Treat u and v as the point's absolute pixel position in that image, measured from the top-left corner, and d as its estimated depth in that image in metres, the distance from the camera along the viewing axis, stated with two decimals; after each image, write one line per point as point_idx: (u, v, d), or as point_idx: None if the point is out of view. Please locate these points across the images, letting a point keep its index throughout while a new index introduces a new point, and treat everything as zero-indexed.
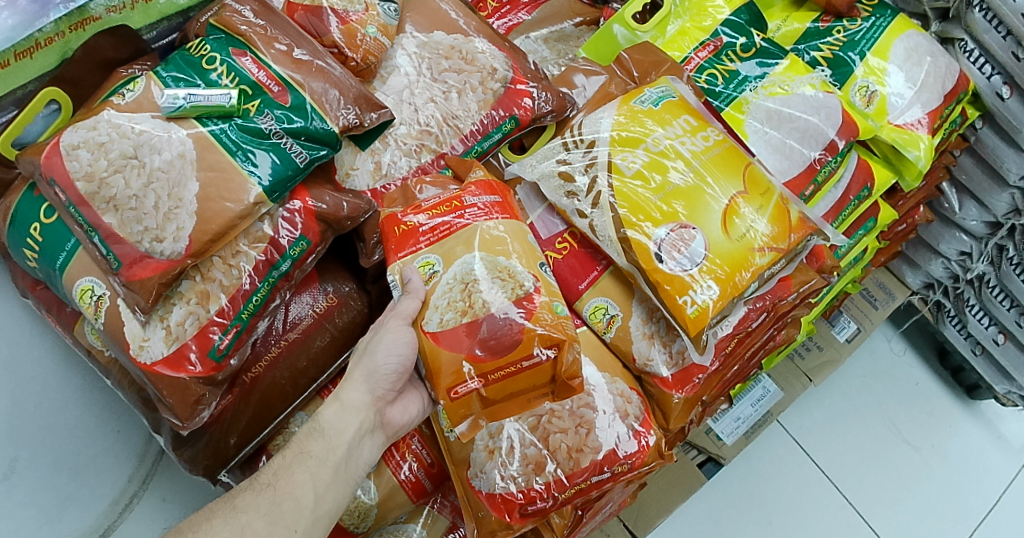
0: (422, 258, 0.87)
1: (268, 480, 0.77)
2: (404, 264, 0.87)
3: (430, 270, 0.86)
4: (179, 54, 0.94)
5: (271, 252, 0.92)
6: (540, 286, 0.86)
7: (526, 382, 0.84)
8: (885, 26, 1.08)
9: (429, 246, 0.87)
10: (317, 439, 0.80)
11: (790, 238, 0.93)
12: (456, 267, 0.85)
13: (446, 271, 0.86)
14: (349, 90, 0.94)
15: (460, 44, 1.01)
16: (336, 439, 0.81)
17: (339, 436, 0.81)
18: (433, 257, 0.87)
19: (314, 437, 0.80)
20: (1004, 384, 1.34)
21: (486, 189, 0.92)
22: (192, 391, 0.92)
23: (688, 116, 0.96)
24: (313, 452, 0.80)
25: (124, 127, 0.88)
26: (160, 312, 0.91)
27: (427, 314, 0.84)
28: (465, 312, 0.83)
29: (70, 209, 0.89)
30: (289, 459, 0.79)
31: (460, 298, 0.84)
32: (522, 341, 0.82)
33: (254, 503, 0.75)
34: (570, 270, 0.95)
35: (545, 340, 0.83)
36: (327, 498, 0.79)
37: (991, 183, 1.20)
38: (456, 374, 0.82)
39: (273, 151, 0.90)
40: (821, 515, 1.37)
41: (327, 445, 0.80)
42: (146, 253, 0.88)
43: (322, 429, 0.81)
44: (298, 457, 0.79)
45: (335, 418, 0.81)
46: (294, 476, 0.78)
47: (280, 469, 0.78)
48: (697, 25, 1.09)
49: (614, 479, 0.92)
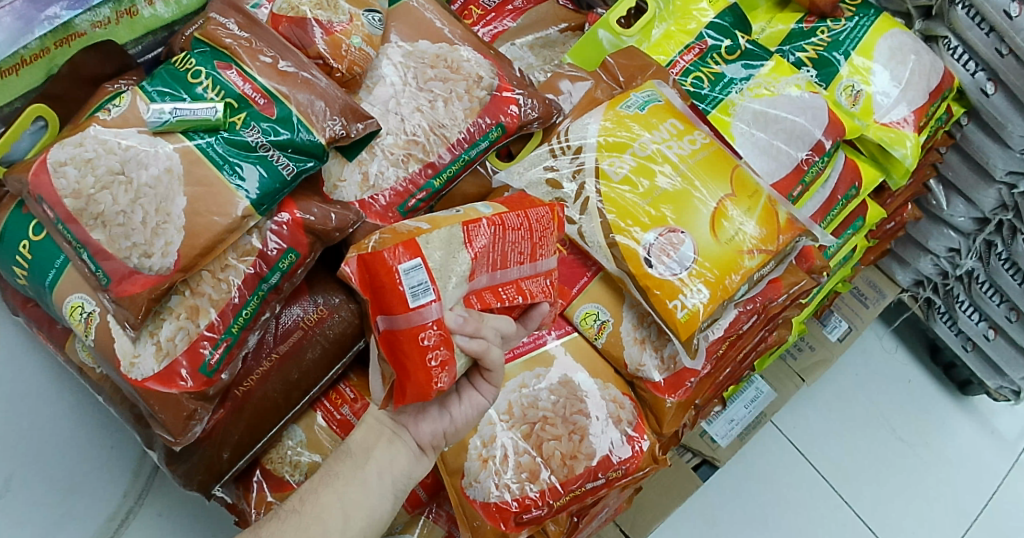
0: None
1: (296, 505, 0.77)
2: None
3: None
4: (164, 68, 0.94)
5: (260, 265, 0.92)
6: None
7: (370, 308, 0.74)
8: (869, 26, 1.09)
9: None
10: (344, 460, 0.79)
11: (778, 240, 0.93)
12: None
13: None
14: (335, 101, 0.93)
15: (446, 53, 1.02)
16: (363, 457, 0.79)
17: (366, 453, 0.79)
18: None
19: (342, 459, 0.80)
20: (996, 379, 1.35)
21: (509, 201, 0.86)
22: (183, 406, 0.92)
23: (675, 120, 0.96)
24: (340, 473, 0.79)
25: (111, 142, 0.88)
26: (150, 328, 0.91)
27: None
28: None
29: (58, 226, 0.89)
30: (316, 482, 0.79)
31: None
32: None
33: (280, 529, 0.75)
34: (573, 277, 0.95)
35: None
36: (358, 518, 0.76)
37: (978, 179, 1.20)
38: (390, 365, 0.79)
39: (260, 164, 0.90)
40: (818, 514, 1.38)
41: (354, 464, 0.79)
42: (135, 268, 0.87)
43: (349, 450, 0.80)
44: (325, 479, 0.79)
45: (360, 436, 0.80)
46: (321, 498, 0.77)
47: (307, 494, 0.78)
48: (682, 28, 1.10)
49: (608, 485, 0.92)
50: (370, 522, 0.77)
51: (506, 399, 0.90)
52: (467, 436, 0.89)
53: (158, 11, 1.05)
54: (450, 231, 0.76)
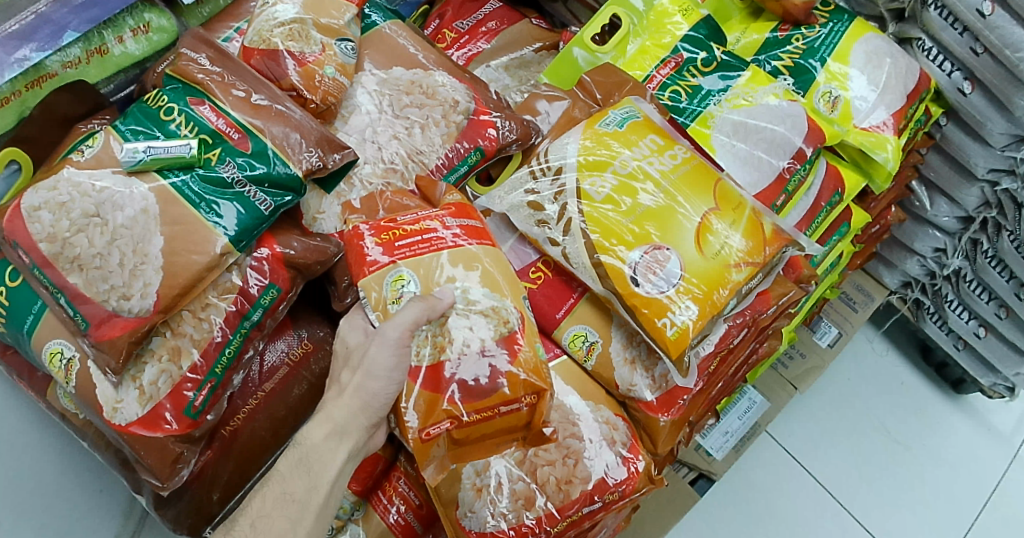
0: (392, 276, 0.83)
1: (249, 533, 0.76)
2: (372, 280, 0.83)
3: (401, 286, 0.83)
4: (137, 106, 0.93)
5: (241, 302, 0.91)
6: (523, 326, 0.85)
7: (497, 423, 0.83)
8: (843, 31, 1.09)
9: (401, 261, 0.84)
10: (300, 477, 0.77)
11: (764, 252, 0.92)
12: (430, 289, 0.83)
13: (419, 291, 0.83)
14: (311, 133, 0.92)
15: (421, 79, 1.01)
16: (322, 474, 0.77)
17: (325, 468, 0.77)
18: (403, 271, 0.83)
19: (299, 476, 0.77)
20: (989, 377, 1.35)
21: (463, 213, 0.91)
22: (170, 450, 0.90)
23: (654, 136, 0.95)
24: (295, 495, 0.77)
25: (84, 184, 0.87)
26: (132, 372, 0.89)
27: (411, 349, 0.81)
28: (442, 348, 0.81)
29: (34, 271, 0.87)
30: (269, 504, 0.77)
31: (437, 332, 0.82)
32: (500, 387, 0.81)
33: None
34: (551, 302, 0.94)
35: (527, 387, 0.82)
36: None
37: (961, 179, 1.20)
38: (430, 414, 0.80)
39: (237, 201, 0.88)
40: (820, 522, 1.36)
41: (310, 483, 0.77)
42: (114, 312, 0.86)
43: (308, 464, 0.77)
44: (279, 499, 0.77)
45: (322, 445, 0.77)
46: (275, 526, 0.76)
47: (260, 521, 0.76)
48: (657, 42, 1.09)
49: (605, 508, 0.91)
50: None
51: None
52: (459, 465, 0.88)
53: (128, 49, 1.02)
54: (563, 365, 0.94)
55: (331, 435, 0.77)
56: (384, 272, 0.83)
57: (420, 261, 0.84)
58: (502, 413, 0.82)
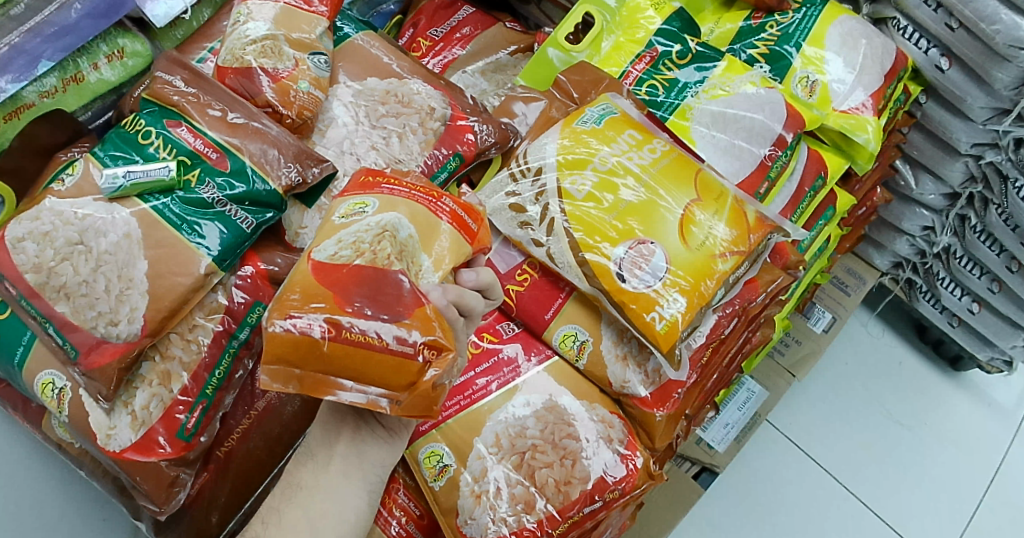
0: (366, 204, 0.76)
1: (260, 528, 0.75)
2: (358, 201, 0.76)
3: (359, 208, 0.75)
4: (115, 132, 0.93)
5: (228, 321, 0.91)
6: (526, 264, 0.95)
7: (575, 312, 0.94)
8: (816, 15, 1.08)
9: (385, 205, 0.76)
10: (305, 464, 0.78)
11: (749, 239, 0.92)
12: (387, 216, 0.74)
13: (375, 214, 0.74)
14: (289, 148, 0.92)
15: (395, 88, 1.02)
16: (326, 459, 0.78)
17: (330, 453, 0.78)
18: (371, 202, 0.76)
19: (304, 464, 0.78)
20: (986, 351, 1.35)
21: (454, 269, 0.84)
22: (166, 474, 0.90)
23: (633, 130, 0.95)
24: (303, 482, 0.77)
25: (67, 213, 0.86)
26: (124, 398, 0.89)
27: (325, 242, 0.72)
28: (362, 254, 0.70)
29: (22, 302, 0.87)
30: (279, 496, 0.77)
31: (367, 240, 0.71)
32: (551, 285, 0.94)
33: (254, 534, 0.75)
34: (375, 305, 0.69)
35: (551, 297, 0.94)
36: (334, 522, 0.76)
37: (944, 155, 1.20)
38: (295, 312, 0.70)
39: (219, 220, 0.88)
40: (828, 509, 1.36)
41: (316, 470, 0.77)
42: (102, 338, 0.85)
43: (311, 452, 0.79)
44: (287, 490, 0.77)
45: (320, 434, 0.79)
46: (287, 514, 0.75)
47: (270, 514, 0.76)
48: (631, 38, 1.10)
49: (607, 507, 0.91)
50: (341, 528, 0.76)
51: (493, 432, 0.89)
52: (457, 474, 0.89)
53: (104, 75, 1.02)
54: (556, 365, 0.94)
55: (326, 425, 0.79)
56: (350, 194, 0.78)
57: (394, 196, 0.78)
58: (566, 297, 0.94)
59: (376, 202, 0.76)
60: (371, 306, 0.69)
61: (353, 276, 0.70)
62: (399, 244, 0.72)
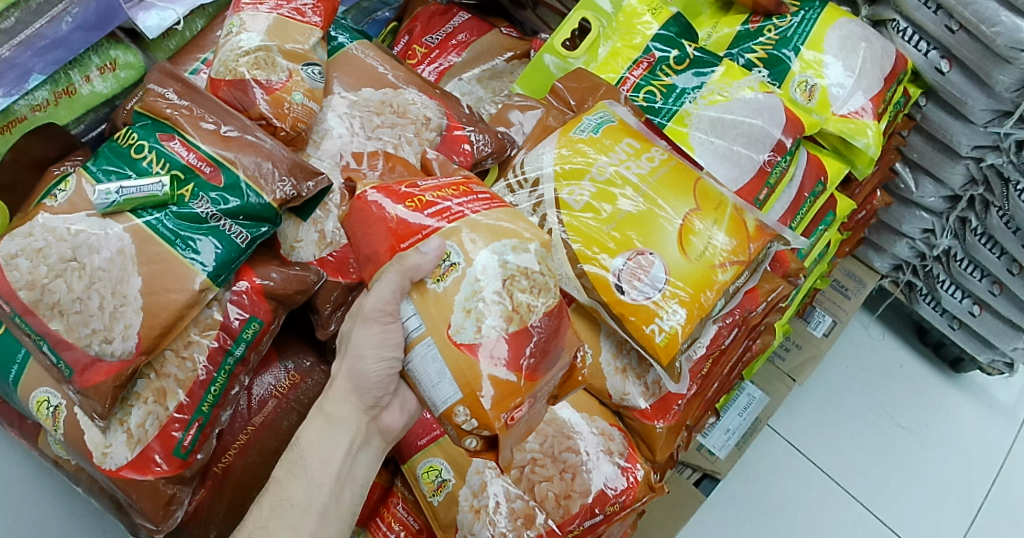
0: (435, 251, 0.74)
1: None
2: (435, 254, 0.74)
3: (449, 264, 0.74)
4: (107, 146, 0.92)
5: (223, 337, 0.90)
6: None
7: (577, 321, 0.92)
8: (815, 19, 1.07)
9: (451, 232, 0.76)
10: (298, 480, 0.75)
11: (749, 249, 0.91)
12: (484, 260, 0.75)
13: (470, 264, 0.74)
14: (284, 161, 0.91)
15: (390, 98, 1.01)
16: (321, 474, 0.75)
17: (325, 466, 0.75)
18: (448, 248, 0.75)
19: (297, 478, 0.75)
20: (987, 353, 1.34)
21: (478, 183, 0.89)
22: (162, 492, 0.89)
23: (630, 139, 0.94)
24: (292, 498, 0.74)
25: (59, 229, 0.85)
26: (119, 416, 0.88)
27: (458, 324, 0.73)
28: (510, 319, 0.74)
29: (15, 319, 0.86)
30: (267, 513, 0.74)
31: (496, 299, 0.74)
32: None
33: None
34: (545, 355, 0.76)
35: None
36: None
37: (944, 158, 1.19)
38: (499, 405, 0.73)
39: (213, 235, 0.87)
40: (830, 513, 1.35)
41: (309, 485, 0.75)
42: (97, 356, 0.84)
43: (306, 467, 0.75)
44: (276, 505, 0.75)
45: (318, 443, 0.76)
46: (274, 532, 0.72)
47: (258, 530, 0.73)
48: (628, 44, 1.08)
49: (608, 520, 0.90)
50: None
51: None
52: (456, 489, 0.88)
53: (96, 88, 1.01)
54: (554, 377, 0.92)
55: (330, 433, 0.76)
56: (421, 253, 0.74)
57: (456, 229, 0.76)
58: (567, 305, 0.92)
59: (458, 246, 0.75)
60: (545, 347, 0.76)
61: (517, 334, 0.74)
62: (535, 278, 0.77)
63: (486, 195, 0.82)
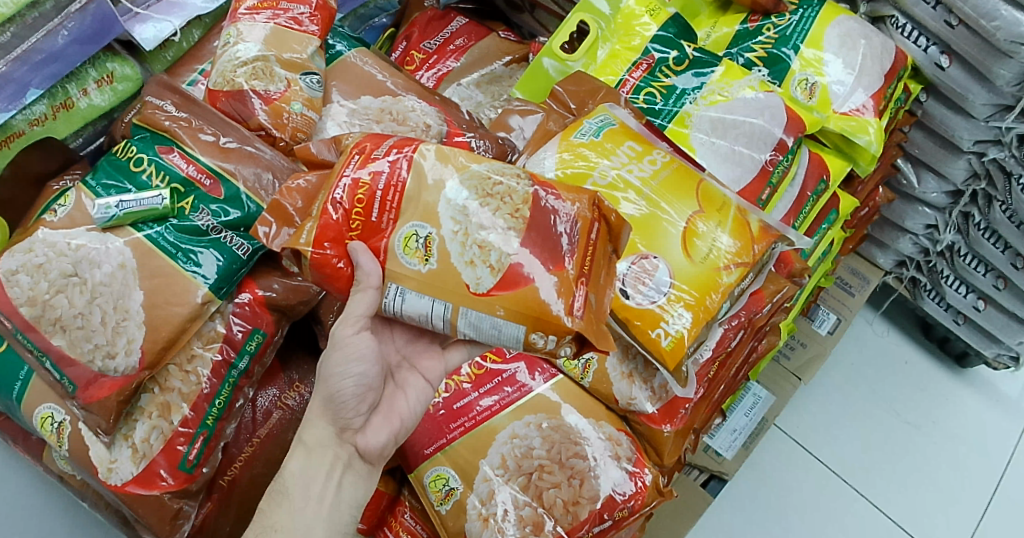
0: (402, 236, 0.72)
1: None
2: (406, 241, 0.71)
3: (419, 237, 0.71)
4: (106, 159, 0.91)
5: (226, 350, 0.89)
6: None
7: None
8: (814, 16, 1.07)
9: (403, 217, 0.72)
10: (281, 506, 0.75)
11: (754, 250, 0.91)
12: (444, 210, 0.72)
13: (434, 225, 0.72)
14: (283, 171, 0.91)
15: (390, 106, 1.00)
16: (302, 498, 0.75)
17: (307, 491, 0.75)
18: (412, 226, 0.72)
19: (280, 505, 0.75)
20: (993, 348, 1.33)
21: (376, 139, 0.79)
22: (168, 507, 0.89)
23: (632, 142, 0.94)
24: (277, 525, 0.74)
25: (60, 244, 0.85)
26: (123, 430, 0.88)
27: (472, 276, 0.71)
28: (509, 228, 0.73)
29: (18, 336, 0.85)
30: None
31: (474, 227, 0.72)
32: None
33: None
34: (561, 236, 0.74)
35: None
36: None
37: (946, 153, 1.19)
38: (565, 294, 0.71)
39: (214, 247, 0.87)
40: (839, 512, 1.34)
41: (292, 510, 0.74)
42: (100, 372, 0.84)
43: (287, 491, 0.75)
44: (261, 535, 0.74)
45: (301, 468, 0.75)
46: None
47: None
48: (626, 45, 1.08)
49: (616, 525, 0.90)
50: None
51: (498, 452, 0.88)
52: (463, 497, 0.88)
53: (94, 101, 1.01)
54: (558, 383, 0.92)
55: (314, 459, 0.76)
56: (390, 245, 0.72)
57: (404, 206, 0.73)
58: None
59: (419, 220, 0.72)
60: (578, 240, 0.75)
61: (530, 233, 0.73)
62: (501, 190, 0.75)
63: (395, 154, 0.75)
